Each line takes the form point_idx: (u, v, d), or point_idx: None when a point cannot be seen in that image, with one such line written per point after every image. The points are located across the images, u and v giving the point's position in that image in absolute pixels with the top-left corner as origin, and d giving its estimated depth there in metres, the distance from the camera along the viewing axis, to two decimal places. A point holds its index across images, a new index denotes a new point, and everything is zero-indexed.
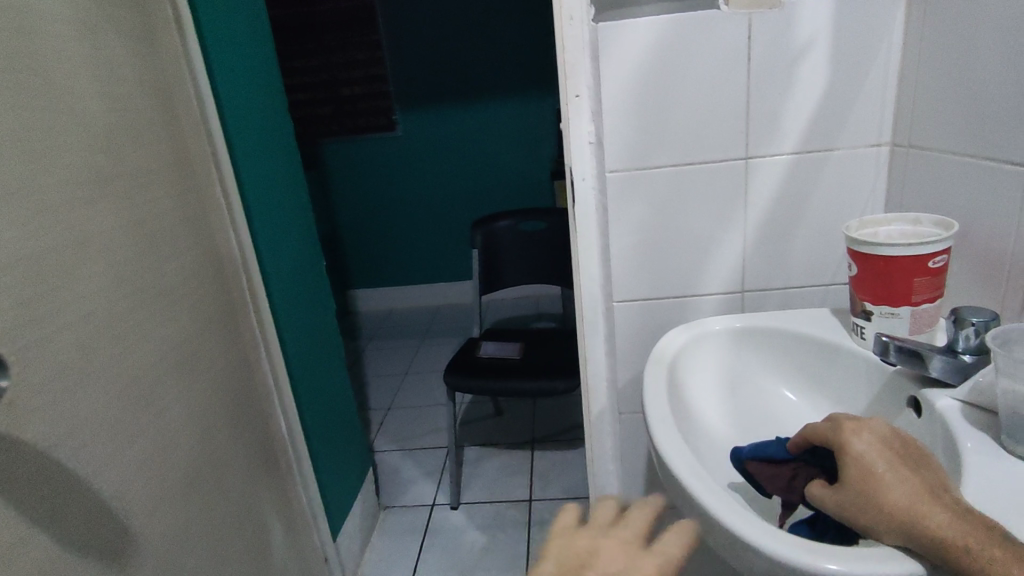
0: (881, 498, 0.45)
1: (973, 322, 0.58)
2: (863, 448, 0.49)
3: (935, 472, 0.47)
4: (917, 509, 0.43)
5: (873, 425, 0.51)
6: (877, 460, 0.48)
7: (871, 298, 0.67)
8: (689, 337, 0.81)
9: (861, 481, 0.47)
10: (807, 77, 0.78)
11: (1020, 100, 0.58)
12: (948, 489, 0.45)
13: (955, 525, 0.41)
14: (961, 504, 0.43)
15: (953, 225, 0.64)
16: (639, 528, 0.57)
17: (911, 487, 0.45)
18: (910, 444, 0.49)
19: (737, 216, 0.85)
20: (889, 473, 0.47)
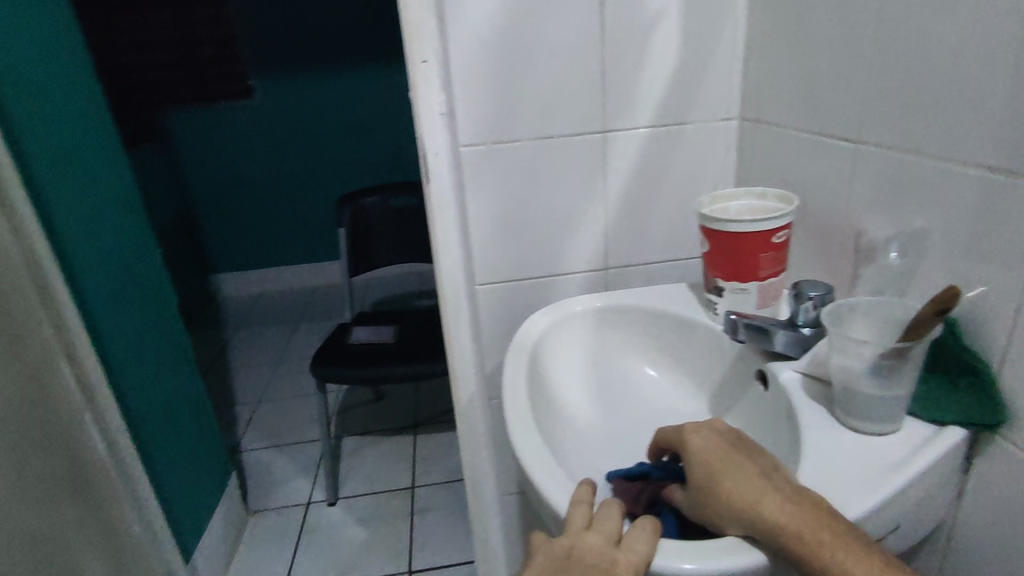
0: (721, 490, 0.44)
1: (811, 297, 0.60)
2: (702, 444, 0.48)
3: (770, 456, 0.47)
4: (751, 498, 0.42)
5: (714, 423, 0.50)
6: (716, 452, 0.47)
7: (722, 275, 0.67)
8: (552, 320, 0.78)
9: (703, 474, 0.46)
10: (659, 48, 0.76)
11: (848, 77, 0.59)
12: (780, 470, 0.45)
13: (786, 509, 0.41)
14: (792, 485, 0.43)
15: (794, 200, 0.65)
16: (614, 526, 0.45)
17: (745, 474, 0.44)
18: (747, 437, 0.49)
19: (596, 193, 0.83)
20: (725, 466, 0.46)
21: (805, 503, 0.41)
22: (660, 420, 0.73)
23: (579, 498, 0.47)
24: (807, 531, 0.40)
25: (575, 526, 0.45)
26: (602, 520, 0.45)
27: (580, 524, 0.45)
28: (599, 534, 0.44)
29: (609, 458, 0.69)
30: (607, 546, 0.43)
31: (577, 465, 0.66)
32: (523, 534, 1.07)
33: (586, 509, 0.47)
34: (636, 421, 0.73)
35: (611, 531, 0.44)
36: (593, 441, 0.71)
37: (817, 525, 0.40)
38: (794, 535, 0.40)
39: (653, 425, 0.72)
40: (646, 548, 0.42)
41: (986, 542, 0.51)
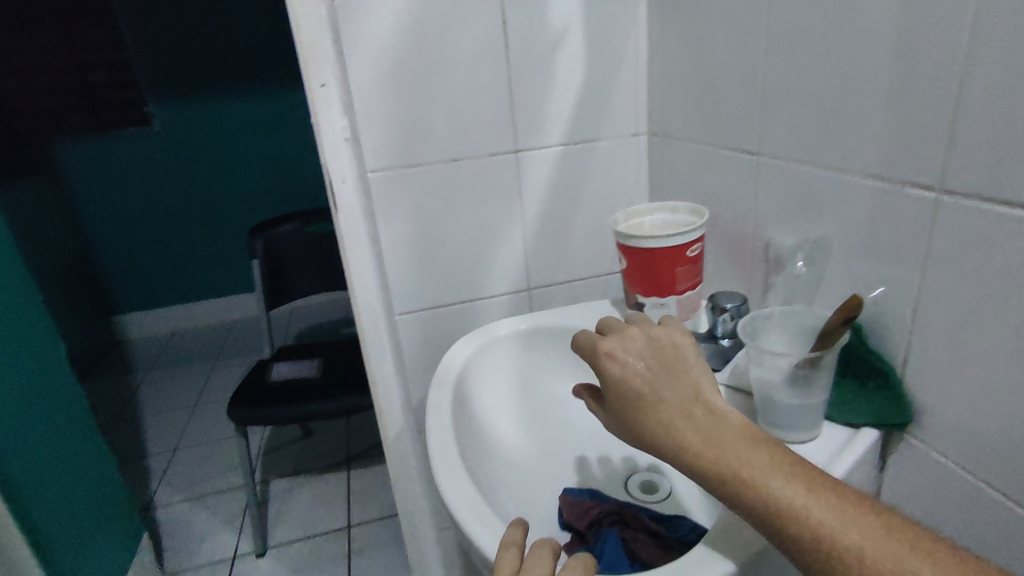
0: (643, 428, 0.42)
1: (728, 308, 0.60)
2: (621, 372, 0.44)
3: (694, 378, 0.43)
4: (673, 443, 0.40)
5: (632, 341, 0.45)
6: (635, 383, 0.43)
7: (642, 291, 0.67)
8: (477, 346, 0.75)
9: (625, 407, 0.43)
10: (565, 67, 0.76)
11: (745, 92, 0.61)
12: (704, 398, 0.42)
13: (706, 450, 0.39)
14: (713, 419, 0.41)
15: (704, 213, 0.65)
16: (545, 570, 0.43)
17: (666, 414, 0.41)
18: (669, 352, 0.45)
19: (514, 213, 0.81)
20: (647, 402, 0.42)
21: (732, 438, 0.39)
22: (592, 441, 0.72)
23: (508, 541, 0.44)
24: (735, 466, 0.38)
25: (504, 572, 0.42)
26: (533, 563, 0.43)
27: (509, 569, 0.42)
28: None
29: (543, 485, 0.66)
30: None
31: (509, 497, 0.64)
32: (464, 569, 1.03)
33: (515, 550, 0.44)
34: (568, 445, 0.71)
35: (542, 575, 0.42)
36: (526, 469, 0.69)
37: (744, 459, 0.38)
38: (721, 474, 0.38)
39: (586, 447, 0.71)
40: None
41: None
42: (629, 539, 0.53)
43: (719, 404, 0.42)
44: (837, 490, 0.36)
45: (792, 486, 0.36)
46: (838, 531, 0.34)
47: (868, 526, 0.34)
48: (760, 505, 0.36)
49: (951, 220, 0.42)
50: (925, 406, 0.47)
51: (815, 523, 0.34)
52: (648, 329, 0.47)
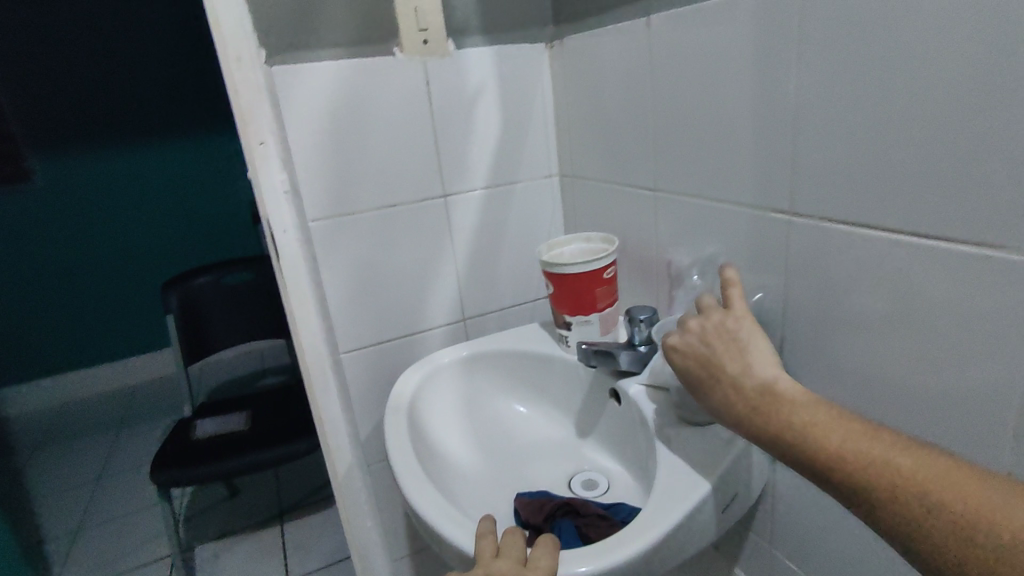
0: (709, 406, 0.48)
1: (642, 319, 0.71)
2: (682, 361, 0.50)
3: (748, 350, 0.47)
4: (732, 418, 0.45)
5: (687, 331, 0.50)
6: (692, 369, 0.49)
7: (569, 311, 0.76)
8: (424, 375, 0.81)
9: (694, 389, 0.49)
10: (484, 119, 0.86)
11: (640, 138, 0.73)
12: (756, 369, 0.45)
13: (758, 420, 0.43)
14: (762, 389, 0.44)
15: (614, 240, 0.76)
16: (518, 550, 0.50)
17: (720, 393, 0.46)
18: (725, 333, 0.48)
19: (446, 251, 0.89)
20: (705, 385, 0.48)
21: (782, 404, 0.42)
22: (535, 452, 0.79)
23: (484, 529, 0.51)
24: (784, 428, 0.41)
25: (484, 557, 0.49)
26: (508, 547, 0.50)
27: (489, 554, 0.49)
28: (507, 559, 0.49)
29: (496, 495, 0.73)
30: (515, 568, 0.48)
31: (467, 509, 0.70)
32: None
33: (489, 535, 0.51)
34: (515, 457, 0.79)
35: (517, 554, 0.49)
36: (479, 483, 0.75)
37: (792, 418, 0.40)
38: (775, 438, 0.41)
39: (531, 457, 0.79)
40: (549, 564, 0.47)
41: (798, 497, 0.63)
42: (582, 526, 0.61)
43: (775, 372, 0.45)
44: (879, 434, 0.36)
45: (832, 437, 0.38)
46: (873, 472, 0.35)
47: (901, 463, 0.34)
48: (804, 458, 0.39)
49: (802, 233, 0.54)
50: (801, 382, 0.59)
51: (851, 467, 0.36)
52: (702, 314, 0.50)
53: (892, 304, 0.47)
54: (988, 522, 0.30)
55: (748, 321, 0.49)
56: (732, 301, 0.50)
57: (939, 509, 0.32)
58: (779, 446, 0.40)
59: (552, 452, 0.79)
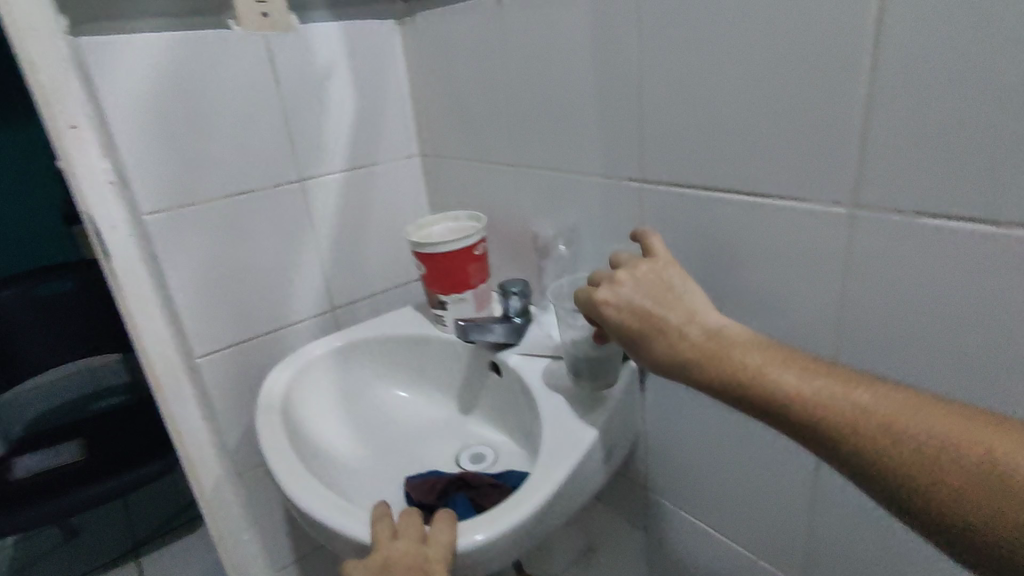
0: (648, 359, 0.46)
1: (517, 291, 0.74)
2: (616, 315, 0.48)
3: (686, 300, 0.47)
4: (675, 367, 0.44)
5: (621, 284, 0.49)
6: (629, 323, 0.47)
7: (443, 290, 0.76)
8: (295, 371, 0.76)
9: (629, 343, 0.48)
10: (336, 98, 0.82)
11: (498, 116, 0.74)
12: (698, 317, 0.45)
13: (705, 366, 0.42)
14: (708, 335, 0.43)
15: (482, 217, 0.77)
16: (417, 529, 0.50)
17: (660, 343, 0.45)
18: (662, 284, 0.48)
19: (307, 240, 0.84)
20: (644, 335, 0.46)
21: (729, 347, 0.41)
22: (420, 434, 0.79)
23: (380, 512, 0.50)
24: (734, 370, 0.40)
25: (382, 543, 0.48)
26: (406, 527, 0.50)
27: (386, 537, 0.49)
28: (405, 538, 0.49)
29: (385, 482, 0.72)
30: (415, 547, 0.48)
31: (355, 501, 0.68)
32: None
33: (386, 518, 0.50)
34: (400, 442, 0.78)
35: (415, 532, 0.49)
36: (366, 474, 0.73)
37: (747, 359, 0.40)
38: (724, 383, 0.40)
39: (416, 440, 0.78)
40: (449, 537, 0.48)
41: (666, 439, 0.70)
42: (475, 497, 0.63)
43: (715, 319, 0.45)
44: (840, 372, 0.37)
45: (795, 376, 0.37)
46: (841, 408, 0.35)
47: (862, 399, 0.35)
48: (763, 398, 0.38)
49: (653, 197, 0.59)
50: None
51: (817, 403, 0.36)
52: (633, 267, 0.50)
53: (733, 255, 0.54)
54: (968, 451, 0.30)
55: (680, 274, 0.49)
56: (653, 249, 0.52)
57: (905, 438, 0.32)
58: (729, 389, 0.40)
59: (438, 431, 0.79)
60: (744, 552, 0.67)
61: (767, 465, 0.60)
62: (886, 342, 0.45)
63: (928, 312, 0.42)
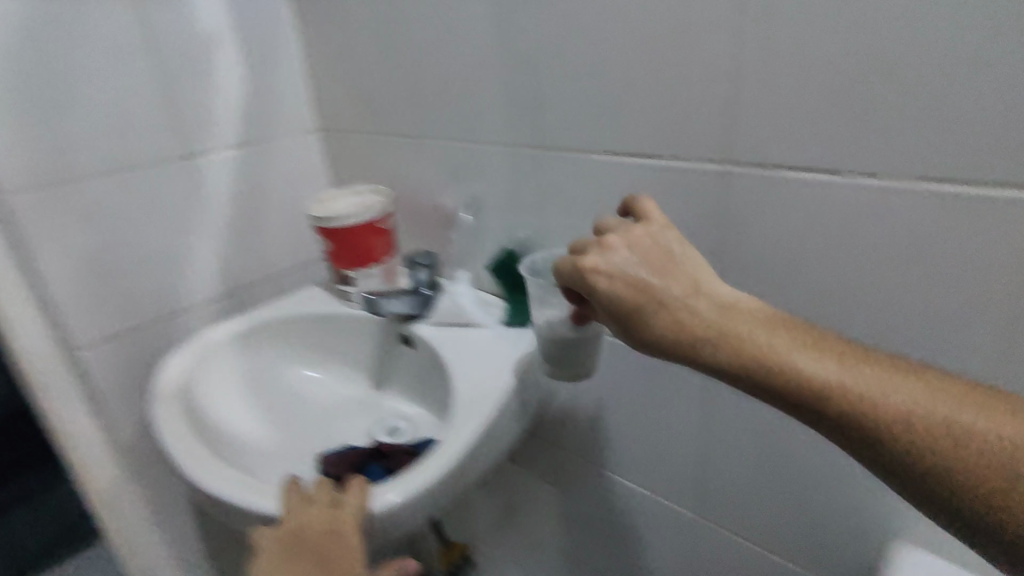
0: (645, 333, 0.41)
1: (423, 262, 0.76)
2: (608, 284, 0.42)
3: (688, 270, 0.43)
4: (679, 345, 0.40)
5: (611, 249, 0.43)
6: (625, 293, 0.42)
7: (350, 266, 0.75)
8: (194, 358, 0.73)
9: (619, 315, 0.42)
10: (223, 69, 0.77)
11: (397, 87, 0.73)
12: (705, 289, 0.42)
13: (721, 346, 0.38)
14: (718, 311, 0.40)
15: (387, 191, 0.76)
16: (328, 492, 0.50)
17: (663, 318, 0.40)
18: (658, 252, 0.44)
19: (199, 220, 0.80)
20: (644, 307, 0.41)
21: (743, 326, 0.38)
22: (333, 414, 0.78)
23: (287, 483, 0.50)
24: (756, 353, 0.37)
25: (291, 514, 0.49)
26: (316, 492, 0.50)
27: (296, 505, 0.49)
28: (316, 504, 0.49)
29: (297, 463, 0.71)
30: (325, 512, 0.49)
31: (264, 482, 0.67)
32: None
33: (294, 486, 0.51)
34: (312, 423, 0.77)
35: (327, 496, 0.50)
36: (276, 457, 0.72)
37: (773, 341, 0.37)
38: (743, 365, 0.37)
39: (329, 420, 0.77)
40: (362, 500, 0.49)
41: (575, 395, 0.74)
42: (391, 467, 0.63)
43: (720, 291, 0.42)
44: (864, 355, 0.36)
45: (822, 359, 0.36)
46: (872, 395, 0.34)
47: (894, 389, 0.34)
48: (788, 383, 0.36)
49: (554, 164, 0.62)
50: None
51: (851, 391, 0.34)
52: (627, 229, 0.45)
53: None
54: (998, 445, 0.31)
55: (673, 239, 0.45)
56: (646, 212, 0.47)
57: (939, 430, 0.32)
58: (750, 373, 0.37)
59: (352, 410, 0.79)
60: (650, 494, 0.73)
61: (668, 409, 0.66)
62: (752, 278, 0.53)
63: (787, 247, 0.50)
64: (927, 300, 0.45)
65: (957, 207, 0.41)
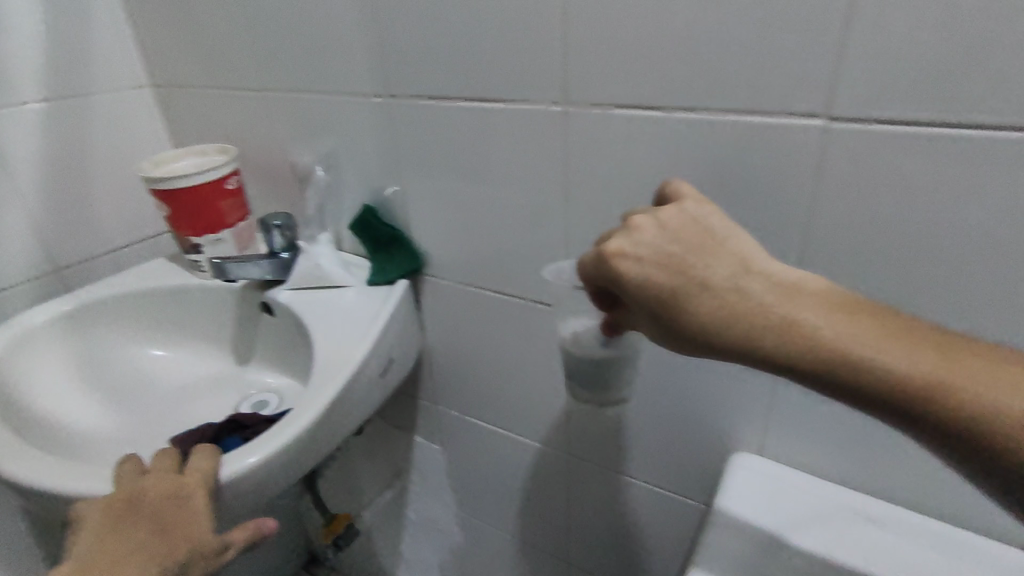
0: (689, 329, 0.35)
1: (278, 224, 0.70)
2: (636, 270, 0.36)
3: (732, 245, 0.36)
4: (732, 341, 0.34)
5: (638, 228, 0.36)
6: (659, 279, 0.35)
7: (194, 232, 0.69)
8: (8, 345, 0.64)
9: (653, 304, 0.36)
10: (19, 12, 0.67)
11: (232, 34, 0.68)
12: (756, 266, 0.35)
13: (785, 341, 0.33)
14: (779, 297, 0.34)
15: (231, 149, 0.70)
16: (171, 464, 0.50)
17: (711, 310, 0.34)
18: (697, 228, 0.36)
19: (7, 188, 0.70)
20: (688, 299, 0.35)
21: (811, 315, 0.33)
22: (189, 392, 0.73)
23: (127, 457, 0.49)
24: (829, 347, 0.32)
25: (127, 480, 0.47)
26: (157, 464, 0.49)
27: (132, 475, 0.48)
28: (156, 475, 0.48)
29: (147, 447, 0.66)
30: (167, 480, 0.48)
31: None
32: None
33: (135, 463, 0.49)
34: (163, 404, 0.71)
35: (169, 466, 0.49)
36: (122, 444, 0.66)
37: (840, 327, 0.32)
38: (815, 362, 0.32)
39: (183, 399, 0.72)
40: (209, 463, 0.48)
41: (446, 350, 0.74)
42: (251, 436, 0.60)
43: (778, 271, 0.35)
44: (949, 342, 0.32)
45: (905, 351, 0.31)
46: (974, 393, 0.29)
47: (1000, 382, 0.29)
48: (867, 383, 0.31)
49: (401, 113, 0.60)
50: (427, 250, 0.68)
51: (947, 389, 0.30)
52: (655, 208, 0.37)
53: (478, 164, 0.58)
54: None
55: (712, 210, 0.38)
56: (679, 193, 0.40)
57: None
58: (824, 370, 0.32)
59: (210, 386, 0.74)
60: (523, 440, 0.75)
61: (530, 356, 0.67)
62: (599, 218, 0.54)
63: (619, 184, 0.51)
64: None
65: (759, 139, 0.44)
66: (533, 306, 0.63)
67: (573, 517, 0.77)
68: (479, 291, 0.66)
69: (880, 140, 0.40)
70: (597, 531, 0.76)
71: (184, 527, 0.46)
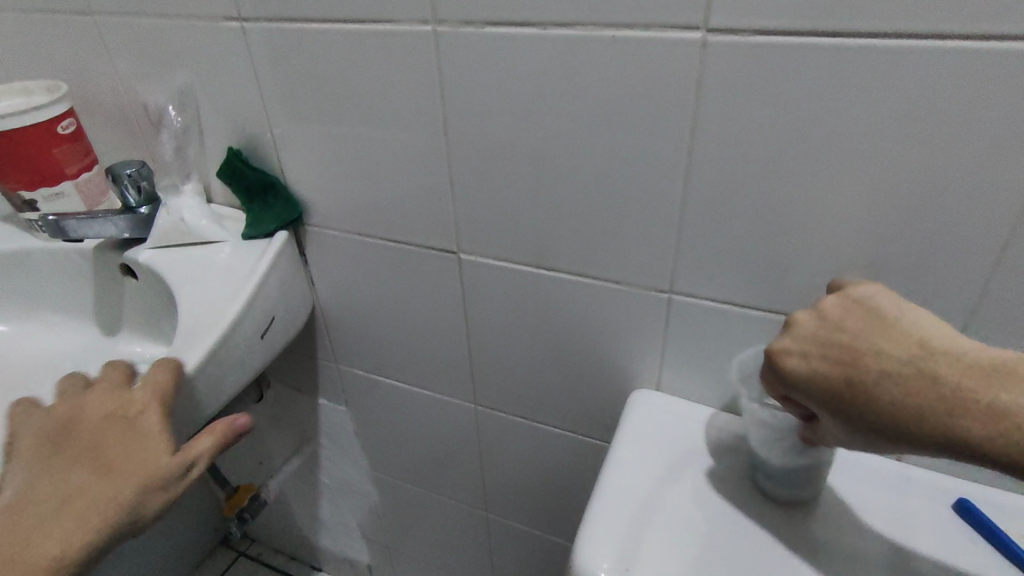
0: (877, 428, 0.33)
1: (128, 174, 0.59)
2: (802, 365, 0.35)
3: (910, 326, 0.33)
4: (927, 435, 0.31)
5: (799, 324, 0.36)
6: (829, 373, 0.34)
7: (24, 186, 0.59)
8: None
9: (830, 402, 0.34)
10: None
11: None
12: (943, 346, 0.32)
13: (992, 430, 0.30)
14: (980, 381, 0.31)
15: (61, 86, 0.60)
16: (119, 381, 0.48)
17: (900, 406, 0.32)
18: (864, 313, 0.34)
19: None
20: (874, 397, 0.33)
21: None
22: (47, 368, 0.65)
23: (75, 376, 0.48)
24: None
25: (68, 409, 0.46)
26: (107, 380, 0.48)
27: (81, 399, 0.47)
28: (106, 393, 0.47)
29: None
30: (117, 400, 0.46)
31: None
32: None
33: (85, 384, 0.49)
34: (16, 383, 0.64)
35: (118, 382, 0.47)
36: None
37: None
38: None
39: (40, 377, 0.65)
40: (163, 374, 0.46)
41: (340, 306, 0.69)
42: None
43: (974, 350, 0.32)
44: None
45: None
46: None
47: None
48: None
49: (258, 40, 0.53)
50: (307, 198, 0.62)
51: None
52: (817, 301, 0.37)
53: (350, 97, 0.53)
54: None
55: (883, 292, 0.35)
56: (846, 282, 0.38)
57: None
58: None
59: (70, 360, 0.66)
60: (430, 395, 0.72)
61: (426, 307, 0.64)
62: (482, 153, 0.50)
63: (500, 115, 0.47)
64: (627, 164, 0.45)
65: (637, 56, 0.41)
66: (425, 253, 0.59)
67: (486, 467, 0.76)
68: (367, 240, 0.61)
69: (758, 54, 0.38)
70: (511, 479, 0.75)
71: (131, 449, 0.43)
